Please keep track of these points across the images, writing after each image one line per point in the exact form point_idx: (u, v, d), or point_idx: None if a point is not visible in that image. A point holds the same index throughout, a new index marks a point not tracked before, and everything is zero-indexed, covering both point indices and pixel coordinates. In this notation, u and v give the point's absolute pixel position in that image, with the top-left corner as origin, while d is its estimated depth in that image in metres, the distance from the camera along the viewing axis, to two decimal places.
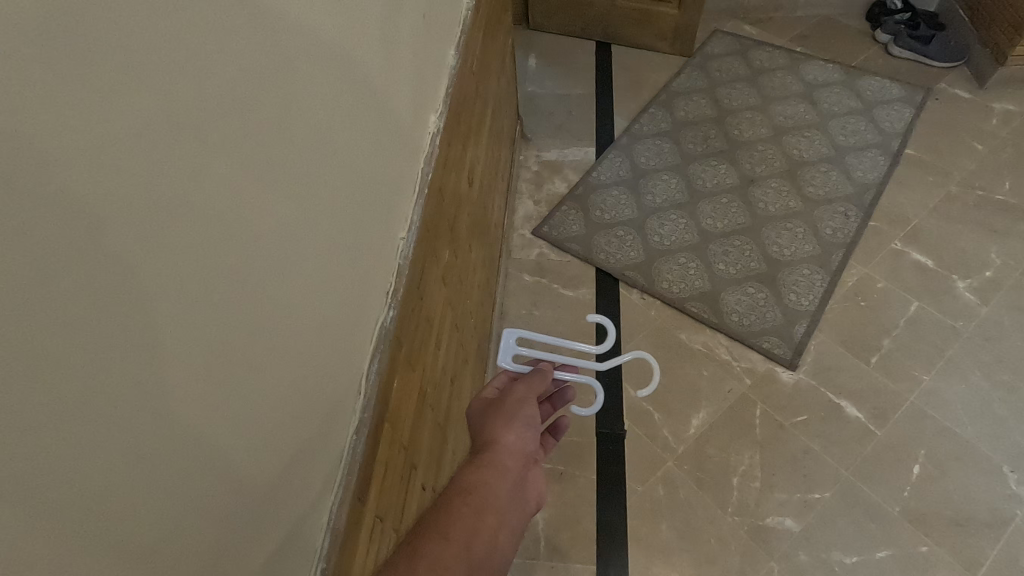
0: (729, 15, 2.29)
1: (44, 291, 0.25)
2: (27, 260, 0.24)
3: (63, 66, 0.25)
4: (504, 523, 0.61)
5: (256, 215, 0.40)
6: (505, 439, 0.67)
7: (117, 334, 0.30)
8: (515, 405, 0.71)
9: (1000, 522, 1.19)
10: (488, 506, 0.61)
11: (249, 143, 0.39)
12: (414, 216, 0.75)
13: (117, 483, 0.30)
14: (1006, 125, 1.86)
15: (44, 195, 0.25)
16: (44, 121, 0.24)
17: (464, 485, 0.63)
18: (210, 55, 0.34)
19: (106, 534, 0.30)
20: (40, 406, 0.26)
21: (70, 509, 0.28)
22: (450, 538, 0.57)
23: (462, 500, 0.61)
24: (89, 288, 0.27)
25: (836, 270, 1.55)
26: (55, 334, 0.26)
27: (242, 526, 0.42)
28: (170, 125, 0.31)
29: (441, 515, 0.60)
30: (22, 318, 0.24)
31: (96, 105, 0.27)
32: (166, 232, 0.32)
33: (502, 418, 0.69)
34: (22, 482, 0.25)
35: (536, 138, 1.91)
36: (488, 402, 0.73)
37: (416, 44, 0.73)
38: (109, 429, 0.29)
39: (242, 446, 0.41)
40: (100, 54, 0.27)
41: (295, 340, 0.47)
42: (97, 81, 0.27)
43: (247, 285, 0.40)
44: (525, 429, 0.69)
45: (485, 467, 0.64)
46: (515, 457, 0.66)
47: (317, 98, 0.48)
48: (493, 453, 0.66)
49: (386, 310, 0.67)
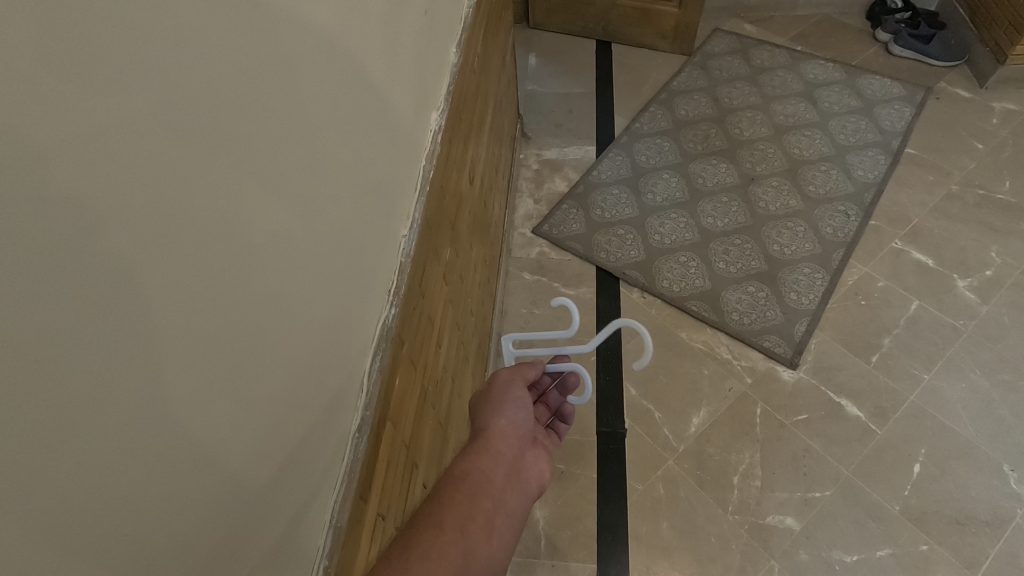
0: (729, 14, 2.28)
1: (65, 331, 0.24)
2: (34, 264, 0.23)
3: (76, 67, 0.24)
4: (498, 508, 0.61)
5: (264, 213, 0.38)
6: (495, 427, 0.69)
7: (127, 336, 0.28)
8: (503, 389, 0.73)
9: (1001, 520, 1.19)
10: (482, 492, 0.62)
11: (259, 142, 0.37)
12: (417, 213, 0.72)
13: (127, 492, 0.29)
14: (1006, 124, 1.84)
15: (53, 196, 0.23)
16: (56, 126, 0.23)
17: (457, 474, 0.63)
18: (230, 77, 0.33)
19: (113, 543, 0.29)
20: (48, 415, 0.24)
21: (91, 544, 0.27)
22: (445, 525, 0.57)
23: (455, 486, 0.62)
24: (95, 288, 0.26)
25: (836, 269, 1.55)
26: (77, 374, 0.25)
27: (245, 536, 0.40)
28: (192, 150, 0.31)
29: (437, 502, 0.60)
30: (29, 318, 0.23)
31: (108, 103, 0.25)
32: (175, 230, 0.30)
33: (492, 409, 0.72)
34: (32, 485, 0.24)
35: (537, 137, 1.91)
36: (480, 392, 0.75)
37: (418, 41, 0.71)
38: (120, 436, 0.28)
39: (245, 455, 0.39)
40: (113, 58, 0.25)
41: (297, 347, 0.45)
42: (111, 75, 0.25)
43: (255, 283, 0.38)
44: (515, 418, 0.71)
45: (478, 455, 0.65)
46: (505, 444, 0.68)
47: (325, 100, 0.46)
48: (484, 441, 0.67)
49: (387, 308, 0.65)
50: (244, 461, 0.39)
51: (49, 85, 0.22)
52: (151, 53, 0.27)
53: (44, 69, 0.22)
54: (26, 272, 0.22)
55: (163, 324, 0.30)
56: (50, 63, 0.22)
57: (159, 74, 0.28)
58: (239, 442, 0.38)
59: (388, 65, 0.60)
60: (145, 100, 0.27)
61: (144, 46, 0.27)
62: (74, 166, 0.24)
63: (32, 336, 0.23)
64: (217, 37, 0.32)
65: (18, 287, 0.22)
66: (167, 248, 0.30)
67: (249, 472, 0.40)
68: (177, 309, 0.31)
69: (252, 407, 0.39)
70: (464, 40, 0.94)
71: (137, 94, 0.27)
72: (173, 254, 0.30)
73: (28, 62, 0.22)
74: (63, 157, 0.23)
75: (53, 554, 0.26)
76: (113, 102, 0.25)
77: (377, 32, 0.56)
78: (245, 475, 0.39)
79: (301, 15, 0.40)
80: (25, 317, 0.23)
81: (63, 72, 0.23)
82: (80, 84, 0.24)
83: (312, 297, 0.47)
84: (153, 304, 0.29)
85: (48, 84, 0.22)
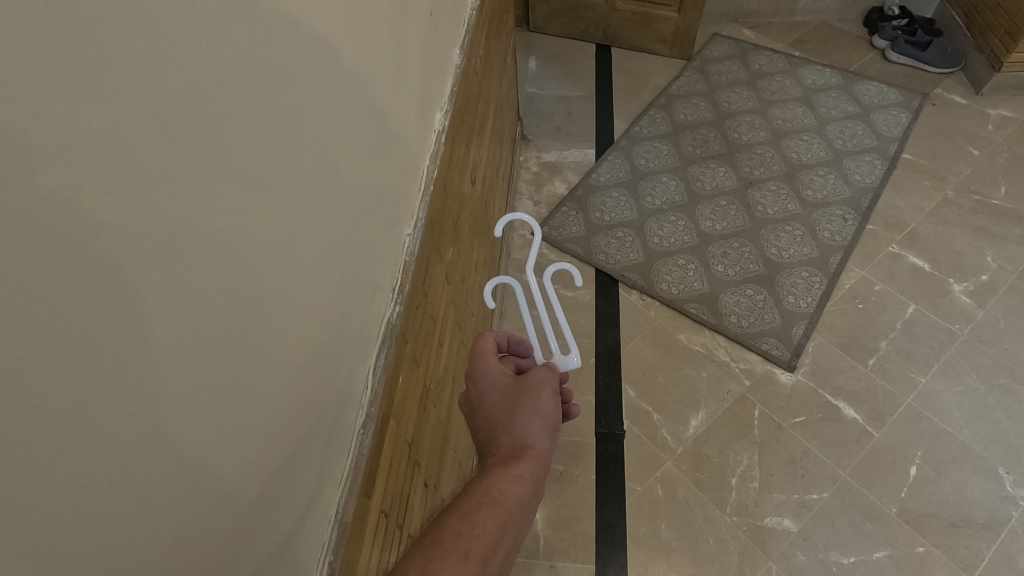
0: (727, 19, 2.30)
1: (81, 323, 0.25)
2: (56, 260, 0.24)
3: (93, 73, 0.24)
4: (519, 538, 0.54)
5: (270, 213, 0.39)
6: (538, 442, 0.57)
7: (146, 330, 0.29)
8: (547, 401, 0.60)
9: (996, 523, 1.19)
10: (511, 523, 0.54)
11: (265, 145, 0.38)
12: (420, 212, 0.73)
13: (143, 484, 0.30)
14: (1002, 130, 1.86)
15: (73, 197, 0.24)
16: (70, 126, 0.24)
17: (488, 493, 0.54)
18: (235, 84, 0.34)
19: (131, 534, 0.30)
20: (71, 405, 0.25)
21: (110, 534, 0.29)
22: (470, 556, 0.50)
23: (487, 513, 0.53)
24: (116, 282, 0.27)
25: (834, 272, 1.56)
26: (74, 377, 0.25)
27: (247, 530, 0.41)
28: (193, 151, 0.31)
29: (462, 528, 0.52)
30: (56, 309, 0.24)
31: (126, 109, 0.26)
32: (188, 229, 0.31)
33: (534, 412, 0.59)
34: (55, 474, 0.25)
35: (537, 139, 1.92)
36: (513, 390, 0.61)
37: (422, 42, 0.71)
38: (135, 429, 0.29)
39: (248, 452, 0.40)
40: (128, 62, 0.26)
41: (299, 341, 0.45)
42: (127, 83, 0.26)
43: (261, 279, 0.39)
44: (558, 429, 0.59)
45: (518, 477, 0.54)
46: (543, 465, 0.57)
47: (330, 107, 0.46)
48: (525, 459, 0.56)
49: (392, 305, 0.65)
50: (245, 457, 0.39)
51: (50, 89, 0.23)
52: (152, 57, 0.27)
53: (46, 76, 0.22)
54: (24, 276, 0.22)
55: (162, 325, 0.30)
56: (47, 63, 0.22)
57: (158, 74, 0.28)
58: (241, 441, 0.39)
59: (392, 70, 0.60)
60: (145, 100, 0.27)
61: (145, 49, 0.27)
62: (74, 167, 0.24)
63: (32, 340, 0.23)
64: (219, 40, 0.32)
65: (45, 283, 0.23)
66: (167, 249, 0.30)
67: (252, 464, 0.40)
68: (174, 311, 0.31)
69: (255, 404, 0.40)
70: (467, 42, 0.95)
71: (137, 95, 0.27)
72: (173, 255, 0.30)
73: (38, 69, 0.22)
74: (62, 156, 0.23)
75: (77, 545, 0.27)
76: (113, 104, 0.25)
77: (382, 32, 0.56)
78: (245, 474, 0.40)
79: (306, 16, 0.41)
80: (23, 322, 0.23)
81: (62, 77, 0.23)
82: (80, 86, 0.24)
83: (316, 293, 0.47)
84: (154, 302, 0.29)
85: (47, 90, 0.23)
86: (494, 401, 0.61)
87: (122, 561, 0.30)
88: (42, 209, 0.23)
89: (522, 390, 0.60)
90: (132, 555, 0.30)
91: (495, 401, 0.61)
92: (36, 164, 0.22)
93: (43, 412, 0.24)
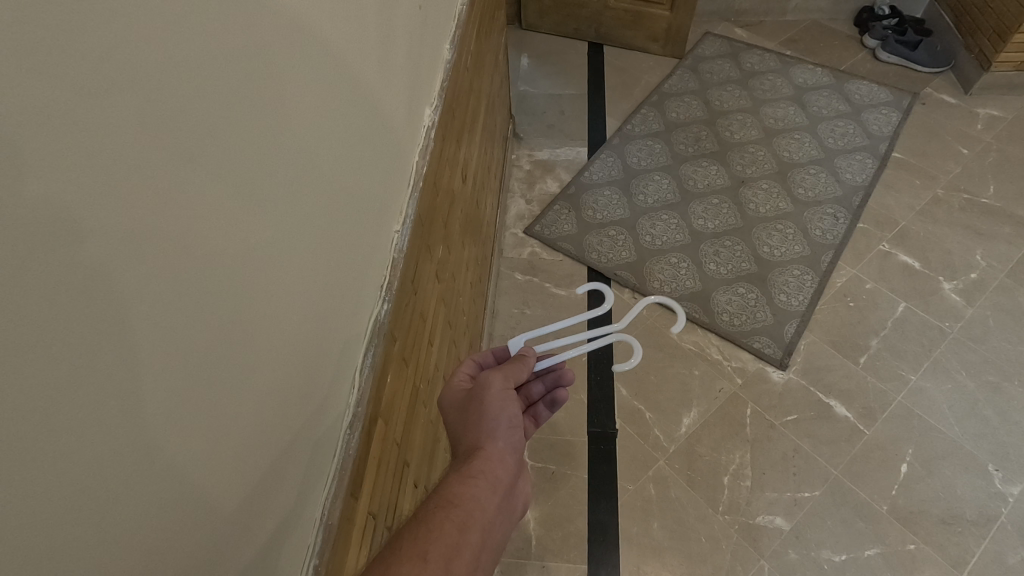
0: (719, 17, 2.30)
1: (76, 322, 0.25)
2: (51, 256, 0.24)
3: (78, 78, 0.24)
4: (485, 535, 0.53)
5: (253, 215, 0.38)
6: (490, 443, 0.59)
7: (138, 326, 0.29)
8: (496, 401, 0.62)
9: (986, 519, 1.20)
10: (473, 522, 0.52)
11: (250, 148, 0.37)
12: (409, 209, 0.72)
13: (133, 484, 0.30)
14: (990, 130, 1.87)
15: (64, 203, 0.24)
16: (58, 133, 0.23)
17: (443, 496, 0.54)
18: (218, 87, 0.33)
19: (125, 535, 0.30)
20: (61, 406, 0.25)
21: (104, 533, 0.29)
22: (428, 556, 0.48)
23: (444, 514, 0.52)
24: (107, 279, 0.27)
25: (824, 270, 1.56)
26: (42, 374, 0.24)
27: (235, 536, 0.41)
28: (172, 145, 0.30)
29: (419, 532, 0.50)
30: (44, 311, 0.24)
31: (115, 109, 0.26)
32: (176, 230, 0.31)
33: (483, 416, 0.60)
34: (42, 470, 0.25)
35: (528, 137, 1.91)
36: (462, 401, 0.63)
37: (411, 32, 0.70)
38: (127, 426, 0.29)
39: (232, 457, 0.39)
40: (117, 66, 0.26)
41: (285, 344, 0.45)
42: (113, 82, 0.26)
43: (244, 283, 0.38)
44: (512, 428, 0.61)
45: (470, 477, 0.55)
46: (503, 464, 0.58)
47: (312, 109, 0.45)
48: (476, 459, 0.57)
49: (381, 303, 0.65)
50: (232, 460, 0.39)
51: (27, 86, 0.22)
52: (131, 52, 0.27)
53: (26, 76, 0.22)
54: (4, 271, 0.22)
55: (143, 321, 0.29)
56: (33, 72, 0.22)
57: (145, 76, 0.28)
58: (225, 446, 0.38)
59: (380, 64, 0.59)
60: (125, 98, 0.27)
61: (123, 36, 0.26)
62: (50, 158, 0.23)
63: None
64: (201, 42, 0.31)
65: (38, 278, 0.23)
66: (155, 250, 0.30)
67: (237, 470, 0.40)
68: (154, 308, 0.30)
69: (239, 410, 0.39)
70: (458, 38, 0.94)
71: (111, 82, 0.26)
72: (151, 251, 0.29)
73: (25, 78, 0.22)
74: (37, 147, 0.23)
75: (72, 543, 0.27)
76: (94, 103, 0.25)
77: (369, 25, 0.55)
78: (228, 482, 0.39)
79: (289, 14, 0.40)
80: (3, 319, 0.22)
81: (40, 76, 0.23)
82: (58, 84, 0.23)
83: (300, 296, 0.46)
84: (142, 305, 0.29)
85: (23, 89, 0.22)
86: (452, 419, 0.64)
87: (117, 560, 0.30)
88: (33, 208, 0.23)
89: (469, 397, 0.63)
90: (126, 555, 0.30)
91: (452, 420, 0.64)
92: (28, 164, 0.22)
93: (30, 410, 0.24)
